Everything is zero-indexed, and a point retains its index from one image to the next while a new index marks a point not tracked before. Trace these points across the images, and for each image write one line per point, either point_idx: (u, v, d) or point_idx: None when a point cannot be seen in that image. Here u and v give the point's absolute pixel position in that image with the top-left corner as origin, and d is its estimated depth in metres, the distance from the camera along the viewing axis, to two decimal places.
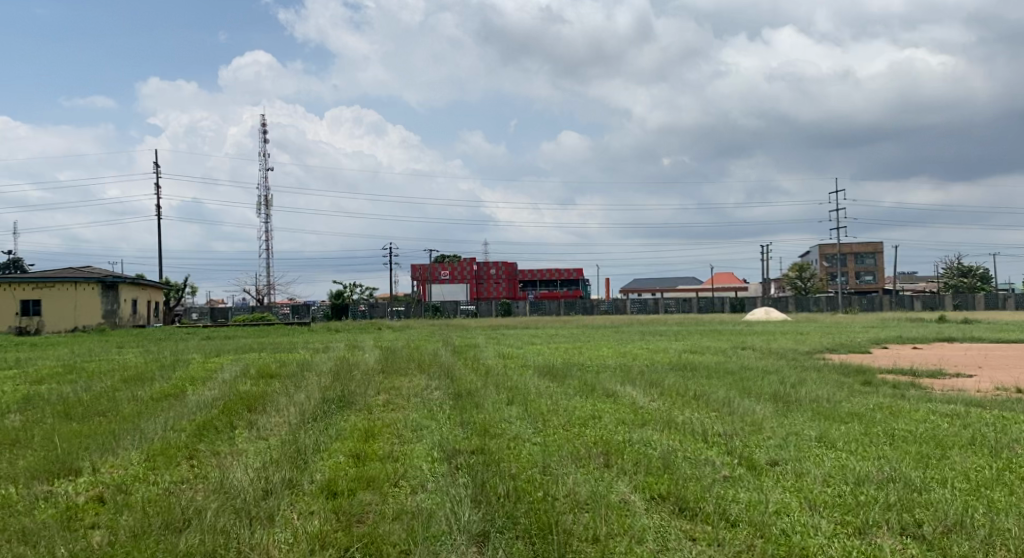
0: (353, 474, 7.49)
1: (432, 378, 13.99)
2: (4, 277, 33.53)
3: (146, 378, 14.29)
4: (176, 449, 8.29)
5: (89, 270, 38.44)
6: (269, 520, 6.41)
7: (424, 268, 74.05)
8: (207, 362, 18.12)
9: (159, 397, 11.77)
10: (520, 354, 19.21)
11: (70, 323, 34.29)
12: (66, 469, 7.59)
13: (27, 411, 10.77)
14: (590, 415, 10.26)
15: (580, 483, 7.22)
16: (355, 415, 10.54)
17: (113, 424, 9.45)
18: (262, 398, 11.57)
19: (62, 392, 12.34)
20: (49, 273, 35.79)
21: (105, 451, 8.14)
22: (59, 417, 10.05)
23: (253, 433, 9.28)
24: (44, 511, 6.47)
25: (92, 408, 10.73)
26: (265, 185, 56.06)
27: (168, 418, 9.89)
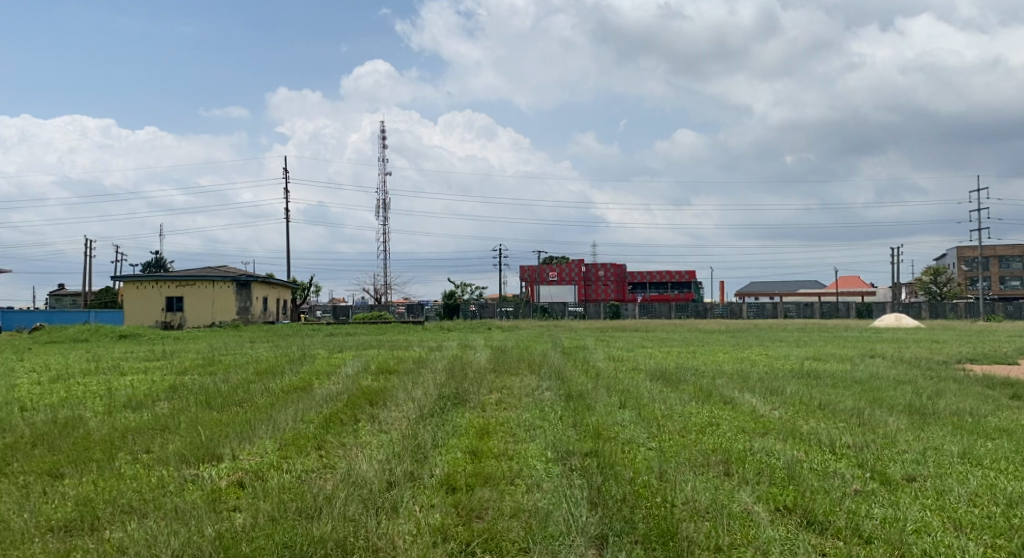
0: (471, 470, 7.62)
1: (544, 379, 14.04)
2: (153, 275, 36.33)
3: (277, 371, 15.04)
4: (306, 439, 8.66)
5: (225, 268, 40.84)
6: (393, 511, 6.60)
7: (533, 269, 74.24)
8: (330, 358, 18.87)
9: (288, 389, 12.34)
10: (631, 357, 18.97)
11: (209, 319, 36.40)
12: (209, 454, 8.06)
13: (174, 399, 11.55)
14: (707, 422, 10.02)
15: (699, 491, 7.07)
16: (469, 412, 10.72)
17: (248, 414, 9.96)
18: (382, 394, 11.93)
19: (204, 383, 13.14)
20: (191, 271, 38.19)
21: (243, 439, 8.61)
22: (201, 406, 10.73)
23: (376, 427, 9.57)
24: (192, 492, 6.88)
25: (230, 397, 11.39)
26: (383, 187, 57.70)
27: (297, 409, 10.35)
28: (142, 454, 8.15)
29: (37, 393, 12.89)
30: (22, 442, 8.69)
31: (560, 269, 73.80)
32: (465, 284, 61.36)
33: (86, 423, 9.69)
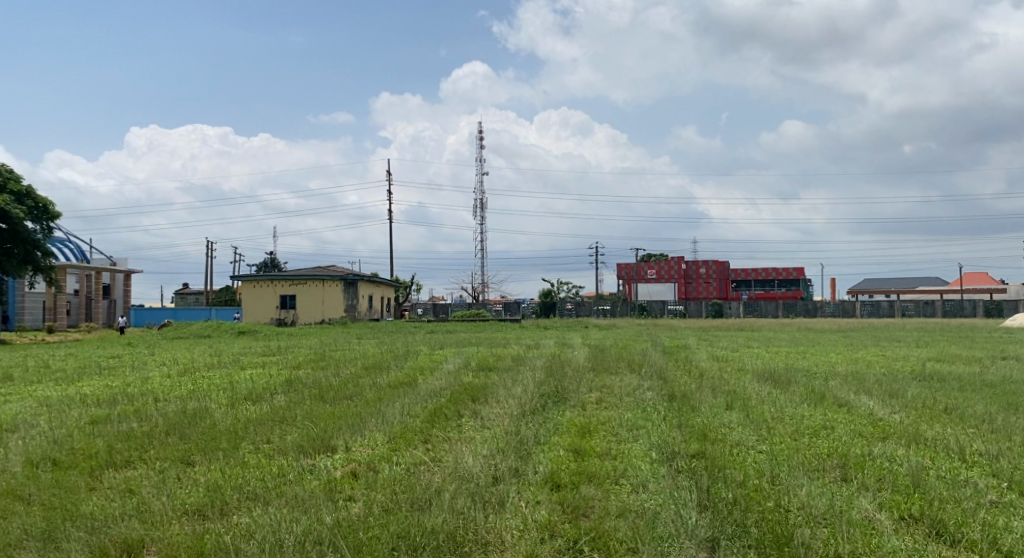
0: (575, 469, 7.57)
1: (645, 378, 13.85)
2: (267, 274, 37.90)
3: (383, 367, 15.43)
4: (413, 433, 8.81)
5: (333, 268, 42.20)
6: (500, 505, 6.63)
7: (631, 267, 73.58)
8: (433, 354, 19.19)
9: (394, 384, 12.62)
10: (737, 357, 18.43)
11: (319, 317, 37.66)
12: (322, 446, 8.29)
13: (289, 392, 12.01)
14: (822, 425, 9.62)
15: (815, 496, 6.79)
16: (570, 410, 10.67)
17: (358, 408, 10.24)
18: (483, 390, 12.03)
19: (317, 377, 13.59)
20: (302, 271, 39.64)
21: (354, 432, 8.85)
22: (314, 399, 11.11)
23: (479, 422, 9.65)
24: (309, 482, 7.11)
25: (341, 391, 11.75)
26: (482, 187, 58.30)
27: (404, 404, 10.56)
28: (263, 445, 8.48)
29: (165, 386, 13.65)
30: (155, 430, 9.19)
31: (660, 266, 72.81)
32: (561, 283, 61.12)
33: (211, 414, 10.17)
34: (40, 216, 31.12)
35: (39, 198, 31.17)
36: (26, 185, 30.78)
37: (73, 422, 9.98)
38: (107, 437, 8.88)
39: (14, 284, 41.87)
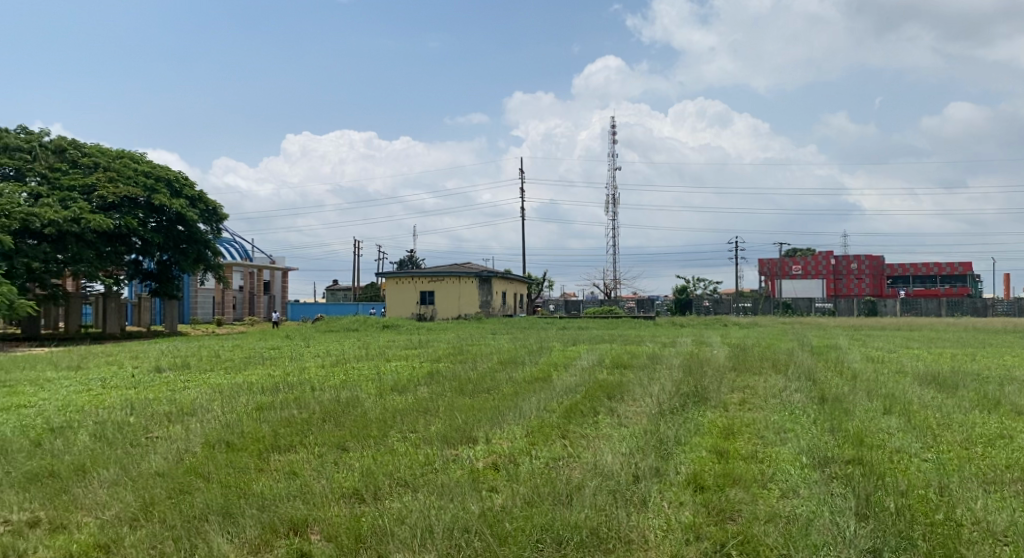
0: (719, 470, 7.37)
1: (791, 380, 13.31)
2: (407, 272, 39.19)
3: (519, 362, 15.62)
4: (551, 428, 8.85)
5: (469, 265, 43.07)
6: (642, 504, 6.54)
7: (774, 262, 71.13)
8: (567, 351, 19.22)
9: (531, 379, 12.74)
10: (894, 359, 17.34)
11: (455, 312, 38.52)
12: (465, 437, 8.48)
13: (431, 384, 12.34)
14: (996, 434, 8.91)
15: (992, 511, 6.31)
16: (712, 411, 10.41)
17: (498, 401, 10.40)
18: (621, 388, 11.93)
19: (456, 371, 13.93)
20: (440, 267, 40.71)
21: (494, 424, 8.98)
22: (455, 391, 11.37)
23: (616, 420, 9.57)
24: (454, 471, 7.28)
25: (480, 385, 11.96)
26: (614, 183, 57.11)
27: (542, 399, 10.64)
28: (409, 434, 8.75)
29: (320, 375, 14.38)
30: (313, 417, 9.69)
31: (806, 262, 69.97)
32: (699, 278, 59.63)
33: (362, 402, 10.62)
34: (210, 218, 33.54)
35: (210, 201, 33.58)
36: (198, 190, 33.22)
37: (240, 407, 10.70)
38: (271, 423, 9.44)
39: (185, 281, 45.29)
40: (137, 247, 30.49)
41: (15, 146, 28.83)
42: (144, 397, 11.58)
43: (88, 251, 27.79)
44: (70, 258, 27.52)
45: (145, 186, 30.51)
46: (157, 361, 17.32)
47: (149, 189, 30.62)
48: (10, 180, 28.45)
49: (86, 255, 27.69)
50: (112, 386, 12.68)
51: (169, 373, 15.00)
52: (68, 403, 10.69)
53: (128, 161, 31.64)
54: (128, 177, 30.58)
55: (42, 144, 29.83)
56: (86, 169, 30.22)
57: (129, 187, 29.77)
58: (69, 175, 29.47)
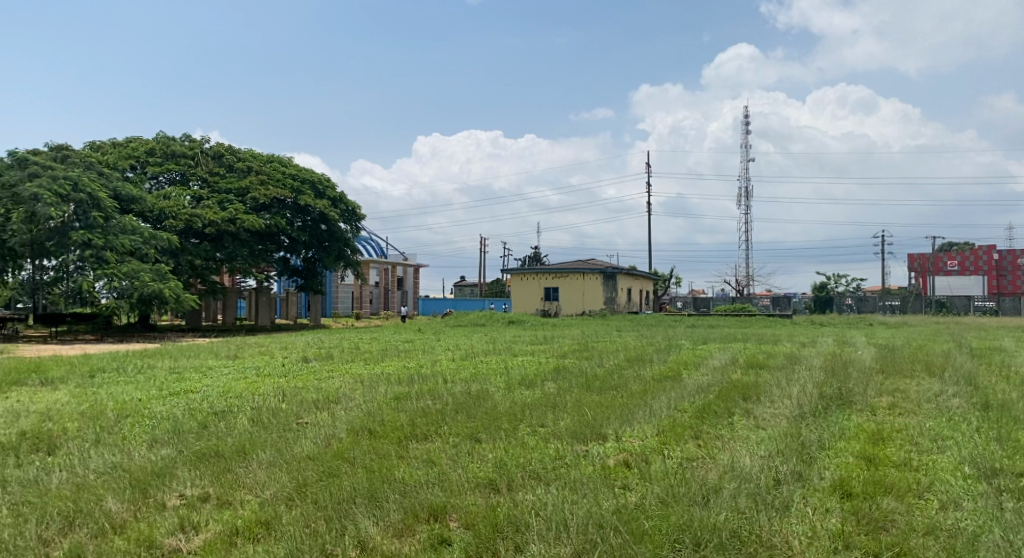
0: (868, 478, 7.07)
1: (947, 384, 12.53)
2: (533, 268, 39.57)
3: (647, 360, 15.50)
4: (684, 428, 8.75)
5: (597, 262, 42.94)
6: (785, 509, 6.38)
7: (926, 258, 67.02)
8: (697, 349, 18.89)
9: (661, 378, 12.61)
10: None
11: (580, 309, 38.58)
12: (595, 433, 8.51)
13: (558, 379, 12.44)
14: None
15: None
16: (857, 414, 9.98)
17: (627, 399, 10.39)
18: (757, 389, 11.60)
19: (583, 367, 13.99)
20: (566, 264, 40.82)
21: (624, 422, 8.96)
22: (583, 388, 11.41)
23: (752, 421, 9.34)
24: (587, 467, 7.34)
25: (608, 382, 11.94)
26: (744, 176, 54.74)
27: (673, 398, 10.52)
28: (539, 428, 8.87)
29: (451, 369, 14.79)
30: (447, 408, 9.99)
31: (963, 257, 65.54)
32: (841, 275, 57.02)
33: (491, 396, 10.85)
34: (350, 218, 35.05)
35: (349, 202, 35.09)
36: (339, 191, 34.78)
37: (379, 397, 11.19)
38: (408, 412, 9.82)
39: (328, 276, 47.57)
40: (285, 246, 32.29)
41: (180, 153, 31.35)
42: (293, 385, 12.32)
43: (243, 249, 29.69)
44: (227, 256, 29.51)
45: (292, 188, 32.23)
46: (303, 352, 18.33)
47: (296, 191, 32.32)
48: (176, 184, 30.88)
49: (241, 253, 29.53)
50: (263, 374, 13.57)
51: (315, 363, 15.87)
52: (227, 389, 11.54)
53: (277, 165, 33.59)
54: (277, 179, 32.39)
55: (203, 151, 32.20)
56: (241, 173, 32.28)
57: (278, 189, 31.55)
58: (226, 178, 31.60)
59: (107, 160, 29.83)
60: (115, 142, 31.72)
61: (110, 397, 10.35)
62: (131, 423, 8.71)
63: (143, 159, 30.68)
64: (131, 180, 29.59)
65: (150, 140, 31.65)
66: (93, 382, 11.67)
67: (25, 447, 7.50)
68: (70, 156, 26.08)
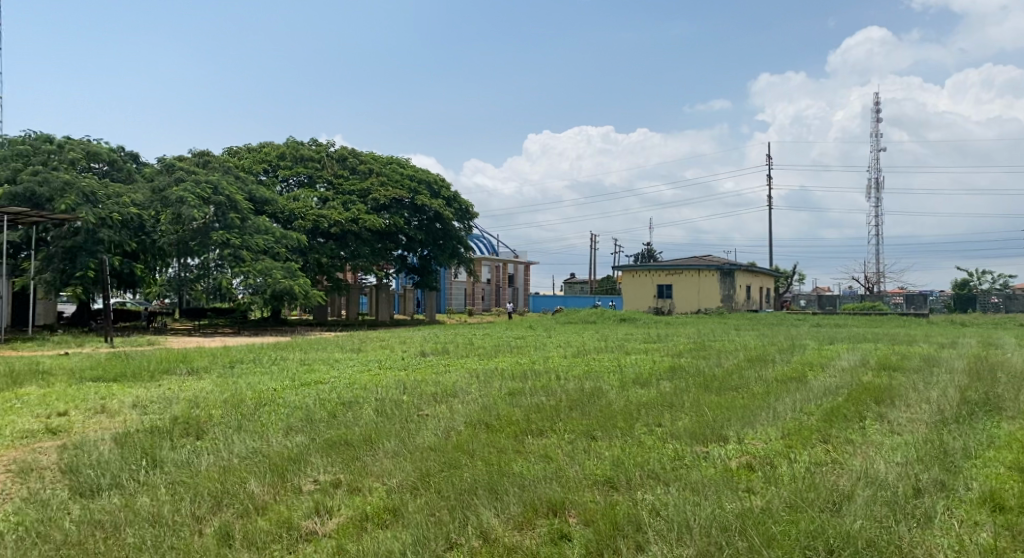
0: (1020, 491, 6.69)
1: None
2: (646, 265, 39.21)
3: (769, 360, 15.12)
4: (810, 432, 8.51)
5: (714, 258, 42.03)
6: (927, 520, 6.13)
7: None
8: (823, 349, 18.23)
9: (784, 379, 12.28)
10: None
11: (695, 306, 37.91)
12: (716, 434, 8.42)
13: (675, 379, 12.31)
14: None
15: None
16: (1007, 422, 9.40)
17: (748, 400, 10.19)
18: (891, 392, 11.14)
19: (700, 366, 13.80)
20: (681, 261, 40.16)
21: (746, 424, 8.82)
22: (700, 387, 11.27)
23: (887, 427, 8.97)
24: (709, 468, 7.27)
25: (727, 382, 11.73)
26: (876, 167, 52.37)
27: (798, 400, 10.24)
28: (656, 427, 8.84)
29: (565, 365, 14.92)
30: (561, 405, 10.10)
31: None
32: (983, 272, 53.56)
33: (606, 394, 10.88)
34: (463, 217, 35.73)
35: (463, 201, 35.76)
36: (453, 191, 35.50)
37: (495, 392, 11.42)
38: (524, 408, 9.98)
39: (442, 273, 48.66)
40: (403, 244, 33.25)
41: (307, 157, 32.85)
42: (413, 378, 12.75)
43: (365, 247, 30.86)
44: (350, 254, 30.74)
45: (409, 189, 33.14)
46: (421, 346, 18.91)
47: (413, 191, 33.20)
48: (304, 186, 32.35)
49: (362, 251, 30.70)
50: (385, 367, 14.10)
51: (431, 357, 16.34)
52: (353, 381, 12.06)
53: (396, 166, 34.63)
54: (396, 180, 33.37)
55: (328, 154, 33.62)
56: (362, 174, 33.47)
57: (397, 189, 32.54)
58: (349, 180, 32.83)
59: (243, 165, 31.68)
60: (250, 147, 33.64)
61: (247, 386, 11.04)
62: (268, 411, 9.26)
63: (275, 163, 32.38)
64: (264, 183, 31.32)
65: (281, 145, 33.40)
66: (233, 373, 12.45)
67: (177, 431, 8.11)
68: (211, 161, 27.92)
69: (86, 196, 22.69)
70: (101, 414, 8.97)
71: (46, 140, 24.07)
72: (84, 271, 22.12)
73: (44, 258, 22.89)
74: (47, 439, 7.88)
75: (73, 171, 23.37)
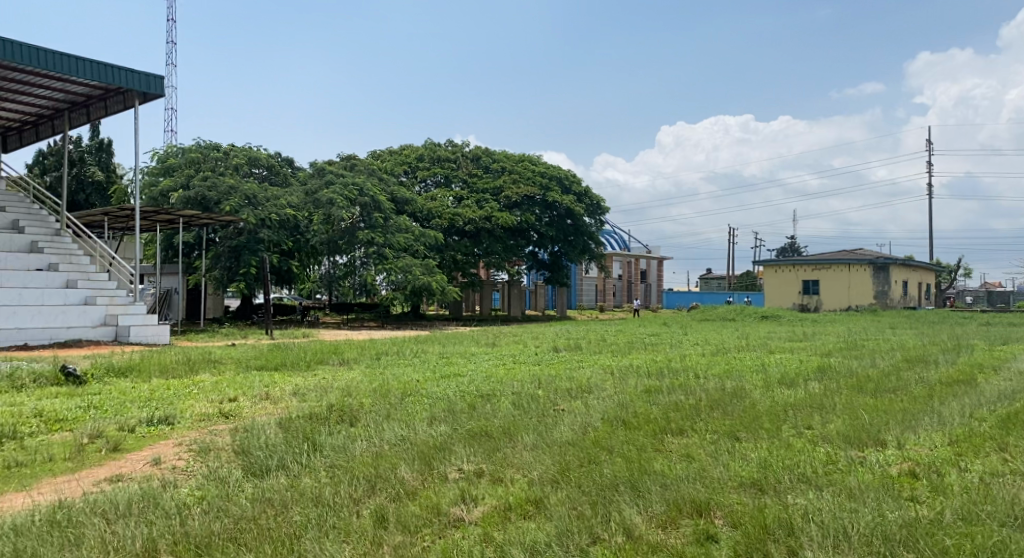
0: None
1: None
2: (791, 260, 37.74)
3: (929, 361, 14.20)
4: (981, 439, 7.96)
5: (865, 252, 39.86)
6: None
7: None
8: (993, 350, 16.91)
9: (948, 381, 11.51)
10: None
11: (845, 303, 36.13)
12: (872, 439, 8.03)
13: (825, 379, 11.81)
14: None
15: None
16: None
17: (907, 403, 9.63)
18: None
19: (851, 366, 13.16)
20: (829, 255, 38.35)
21: (906, 429, 8.35)
22: (853, 389, 10.76)
23: None
24: (866, 474, 6.94)
25: (883, 384, 11.13)
26: None
27: (965, 405, 9.58)
28: (805, 430, 8.53)
29: (704, 363, 14.63)
30: (701, 404, 9.91)
31: None
32: None
33: (749, 394, 10.58)
34: (594, 212, 35.64)
35: (595, 196, 35.64)
36: (585, 186, 35.48)
37: (632, 388, 11.35)
38: (662, 406, 9.87)
39: (573, 269, 48.77)
40: (535, 241, 33.55)
41: (444, 158, 33.77)
42: (548, 373, 12.86)
43: (498, 244, 31.34)
44: (483, 251, 31.40)
45: (542, 185, 33.37)
46: (556, 341, 19.04)
47: (544, 188, 33.41)
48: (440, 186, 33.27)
49: (496, 248, 31.22)
50: (521, 362, 14.30)
51: (565, 353, 16.42)
52: (491, 374, 12.32)
53: (529, 164, 34.97)
54: (528, 177, 33.67)
55: (463, 154, 34.44)
56: (495, 173, 34.01)
57: (529, 186, 32.85)
58: (482, 179, 33.45)
59: (384, 166, 33.00)
60: (390, 150, 34.96)
61: (392, 377, 11.49)
62: (414, 402, 9.61)
63: (414, 164, 33.51)
64: (403, 184, 32.48)
65: (418, 148, 34.53)
66: (379, 364, 13.01)
67: (333, 418, 8.56)
68: (356, 164, 29.27)
69: (248, 199, 24.35)
70: (265, 401, 9.61)
71: (213, 148, 25.94)
72: (247, 268, 23.72)
73: (212, 256, 24.63)
74: (221, 422, 8.52)
75: (236, 176, 25.11)
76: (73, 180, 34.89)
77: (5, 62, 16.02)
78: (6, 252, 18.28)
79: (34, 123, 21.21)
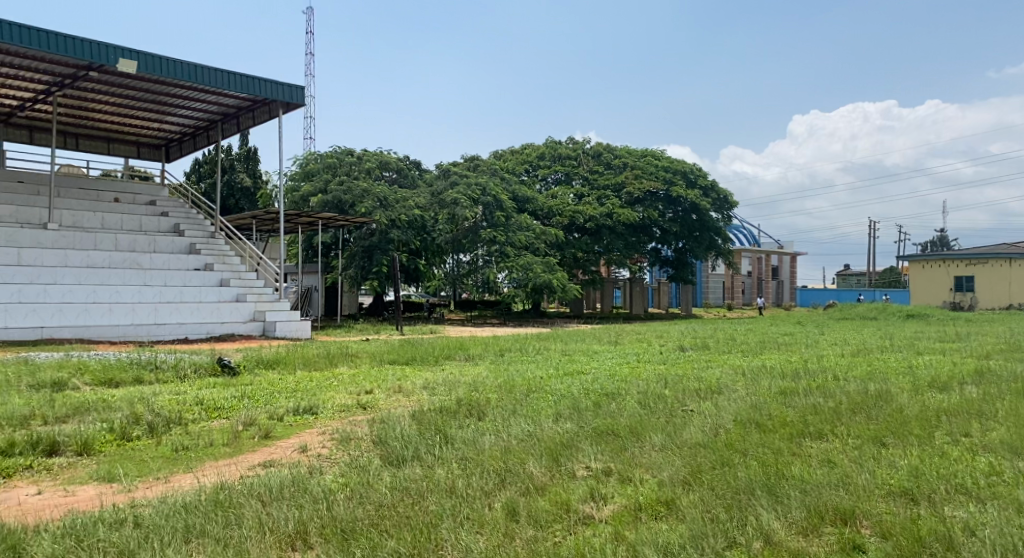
0: None
1: None
2: (942, 255, 35.44)
3: None
4: None
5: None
6: None
7: None
8: None
9: None
10: None
11: (1005, 301, 33.58)
12: None
13: (982, 384, 10.97)
14: None
15: None
16: None
17: None
18: None
19: (1011, 370, 12.17)
20: (987, 249, 35.71)
21: None
22: (1016, 395, 9.94)
23: None
24: None
25: None
26: None
27: None
28: (962, 438, 7.96)
29: (843, 365, 13.92)
30: (841, 407, 9.43)
31: None
32: None
33: (895, 398, 9.98)
34: (722, 206, 34.63)
35: (722, 190, 34.62)
36: (711, 180, 34.55)
37: (765, 390, 10.97)
38: (798, 409, 9.46)
39: (699, 267, 47.78)
40: (658, 237, 32.99)
41: (566, 155, 33.81)
42: (674, 372, 12.61)
43: (619, 241, 30.96)
44: (604, 249, 31.18)
45: (666, 180, 32.75)
46: (682, 341, 18.66)
47: (668, 183, 32.82)
48: (562, 184, 33.32)
49: (617, 245, 30.95)
50: (646, 361, 14.10)
51: (692, 352, 16.04)
52: (615, 372, 12.21)
53: (653, 159, 34.43)
54: (651, 172, 33.08)
55: (585, 151, 34.34)
56: (617, 169, 33.61)
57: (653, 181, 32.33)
58: (605, 175, 33.22)
59: (507, 165, 33.57)
60: (513, 150, 35.43)
61: (518, 373, 11.61)
62: (541, 398, 9.66)
63: (535, 162, 33.80)
64: (525, 182, 32.86)
65: (540, 146, 34.73)
66: (505, 360, 13.16)
67: (462, 412, 8.72)
68: (479, 164, 29.79)
69: (380, 201, 25.26)
70: (399, 393, 9.91)
71: (347, 153, 27.05)
72: (379, 267, 24.58)
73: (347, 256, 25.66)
74: (359, 412, 8.86)
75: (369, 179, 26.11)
76: (224, 186, 37.23)
77: (169, 80, 17.29)
78: (169, 254, 19.69)
79: (193, 134, 22.75)
